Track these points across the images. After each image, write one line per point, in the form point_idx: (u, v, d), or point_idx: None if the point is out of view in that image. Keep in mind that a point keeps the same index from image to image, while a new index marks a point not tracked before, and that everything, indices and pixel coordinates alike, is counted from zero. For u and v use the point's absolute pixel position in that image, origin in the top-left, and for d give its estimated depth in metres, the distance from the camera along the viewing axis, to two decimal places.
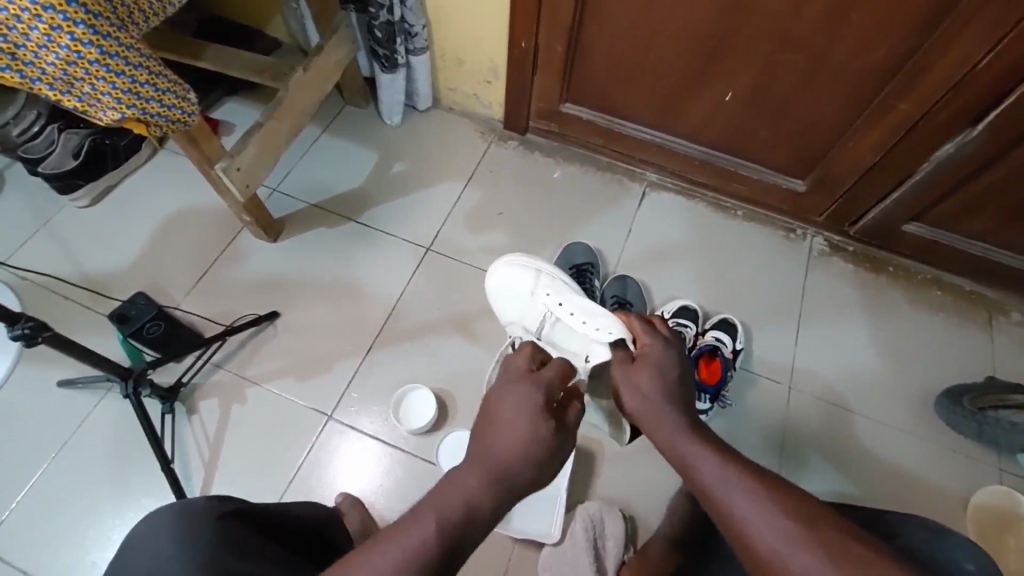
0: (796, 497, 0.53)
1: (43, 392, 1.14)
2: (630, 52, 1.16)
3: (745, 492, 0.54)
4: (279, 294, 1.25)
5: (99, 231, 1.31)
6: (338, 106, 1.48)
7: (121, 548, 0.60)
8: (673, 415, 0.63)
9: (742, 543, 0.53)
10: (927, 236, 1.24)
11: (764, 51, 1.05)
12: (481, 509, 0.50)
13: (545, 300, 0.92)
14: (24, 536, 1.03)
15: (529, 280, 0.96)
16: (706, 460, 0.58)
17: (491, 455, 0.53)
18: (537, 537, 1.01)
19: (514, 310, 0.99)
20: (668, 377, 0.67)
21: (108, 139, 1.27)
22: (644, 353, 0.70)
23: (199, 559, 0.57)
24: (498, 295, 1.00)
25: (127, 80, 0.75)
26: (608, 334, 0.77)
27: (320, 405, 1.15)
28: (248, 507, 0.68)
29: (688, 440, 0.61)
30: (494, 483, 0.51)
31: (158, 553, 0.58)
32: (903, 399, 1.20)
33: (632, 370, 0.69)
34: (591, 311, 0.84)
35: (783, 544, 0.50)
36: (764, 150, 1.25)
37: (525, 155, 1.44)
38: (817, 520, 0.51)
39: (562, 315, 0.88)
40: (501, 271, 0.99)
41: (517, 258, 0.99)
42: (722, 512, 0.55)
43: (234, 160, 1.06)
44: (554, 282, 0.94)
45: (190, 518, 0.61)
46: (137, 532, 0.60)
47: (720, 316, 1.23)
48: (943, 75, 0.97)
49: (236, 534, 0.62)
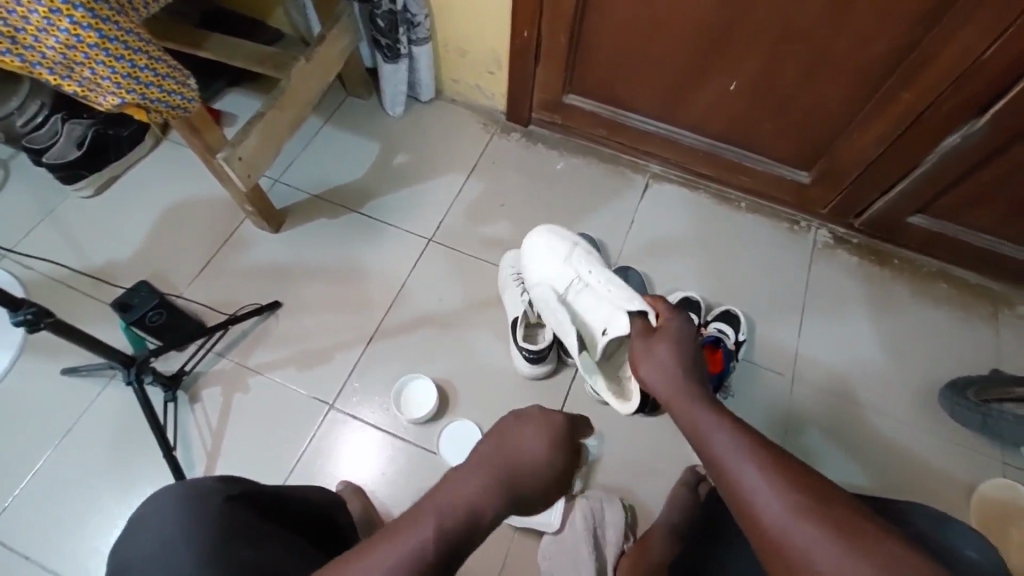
0: (804, 476, 0.53)
1: (47, 380, 1.14)
2: (633, 42, 1.15)
3: (755, 462, 0.55)
4: (282, 283, 1.25)
5: (102, 221, 1.31)
6: (340, 98, 1.48)
7: (129, 523, 0.61)
8: (686, 385, 0.65)
9: (747, 515, 0.53)
10: (932, 229, 1.23)
11: (768, 41, 1.04)
12: (484, 515, 0.52)
13: (578, 268, 1.01)
14: (28, 522, 1.04)
15: (564, 247, 1.07)
16: (719, 430, 0.59)
17: (500, 461, 0.56)
18: (537, 526, 1.00)
19: (544, 270, 1.06)
20: (684, 350, 0.70)
21: (112, 128, 1.27)
22: (663, 329, 0.74)
23: (207, 549, 0.56)
24: (531, 254, 1.10)
25: (126, 64, 0.74)
26: (633, 305, 0.83)
27: (322, 394, 1.15)
28: (261, 491, 0.68)
29: (704, 407, 0.62)
30: (500, 488, 0.54)
31: (165, 531, 0.58)
32: (905, 391, 1.19)
33: (652, 343, 0.72)
34: (618, 283, 0.92)
35: (788, 519, 0.50)
36: (767, 141, 1.24)
37: (527, 146, 1.44)
38: (826, 502, 0.51)
39: (591, 281, 0.97)
40: (540, 235, 1.10)
41: (555, 229, 1.11)
42: (730, 483, 0.55)
43: (235, 149, 1.06)
44: (587, 254, 1.04)
45: (202, 499, 0.62)
46: (150, 504, 0.62)
47: (723, 308, 1.21)
48: (948, 66, 0.95)
49: (240, 517, 0.62)
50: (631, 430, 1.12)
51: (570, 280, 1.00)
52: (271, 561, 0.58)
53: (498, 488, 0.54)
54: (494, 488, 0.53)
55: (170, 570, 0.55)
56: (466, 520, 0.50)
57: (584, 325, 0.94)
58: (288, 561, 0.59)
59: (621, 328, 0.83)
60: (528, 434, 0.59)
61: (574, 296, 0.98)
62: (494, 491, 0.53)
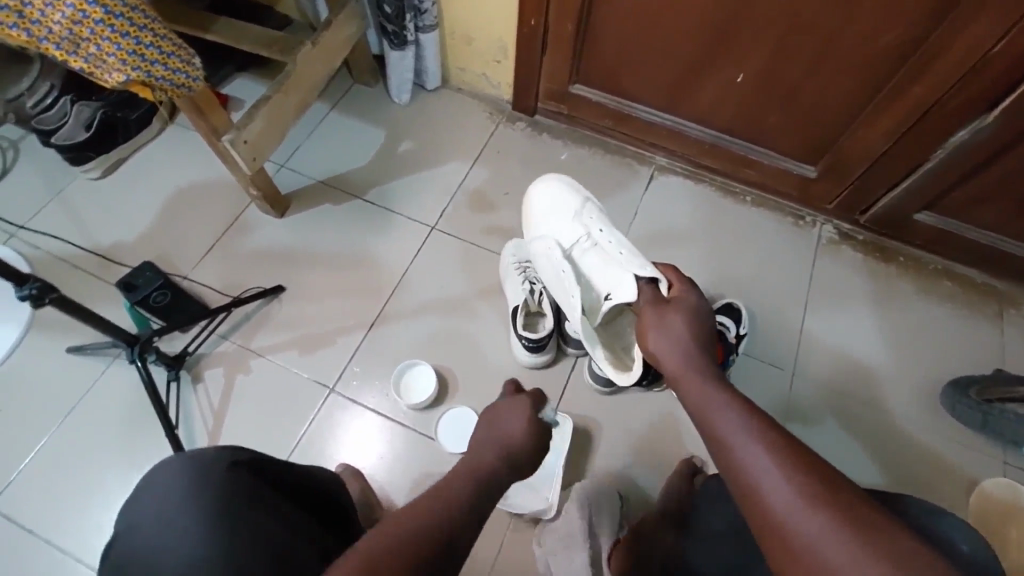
0: (814, 467, 0.53)
1: (53, 358, 1.16)
2: (641, 32, 1.14)
3: (763, 447, 0.55)
4: (285, 267, 1.26)
5: (109, 203, 1.33)
6: (347, 84, 1.48)
7: (137, 486, 0.63)
8: (695, 357, 0.69)
9: (753, 501, 0.54)
10: (939, 226, 1.22)
11: (776, 32, 1.03)
12: (497, 475, 0.61)
13: (587, 225, 1.02)
14: (33, 496, 1.06)
15: (575, 202, 1.09)
16: (729, 413, 0.60)
17: (496, 441, 0.66)
18: (532, 511, 1.01)
19: (552, 224, 1.08)
20: (696, 321, 0.73)
21: (120, 112, 1.29)
22: (676, 299, 0.77)
23: (212, 510, 0.58)
24: (542, 205, 1.13)
25: (132, 41, 0.75)
26: (643, 270, 0.84)
27: (322, 377, 1.16)
28: (267, 462, 0.68)
29: (716, 390, 0.63)
30: (504, 457, 0.64)
31: (170, 498, 0.60)
32: (907, 389, 1.19)
33: (665, 312, 0.75)
34: (626, 246, 0.92)
35: (795, 505, 0.51)
36: (774, 135, 1.23)
37: (533, 136, 1.43)
38: (832, 494, 0.51)
39: (599, 240, 0.99)
40: (550, 187, 1.13)
41: (568, 180, 1.14)
42: (737, 467, 0.56)
43: (240, 133, 1.07)
44: (598, 211, 1.06)
45: (206, 467, 0.62)
46: (158, 470, 0.63)
47: (725, 301, 1.18)
48: (957, 60, 0.94)
49: (244, 484, 0.62)
50: (629, 421, 1.12)
51: (578, 237, 1.02)
52: (269, 530, 0.58)
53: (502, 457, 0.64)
54: (499, 458, 0.63)
55: (174, 535, 0.57)
56: (483, 482, 0.59)
57: (588, 284, 0.97)
58: (287, 537, 0.59)
59: (625, 292, 0.85)
60: (511, 417, 0.69)
61: (579, 253, 1.00)
62: (497, 460, 0.63)
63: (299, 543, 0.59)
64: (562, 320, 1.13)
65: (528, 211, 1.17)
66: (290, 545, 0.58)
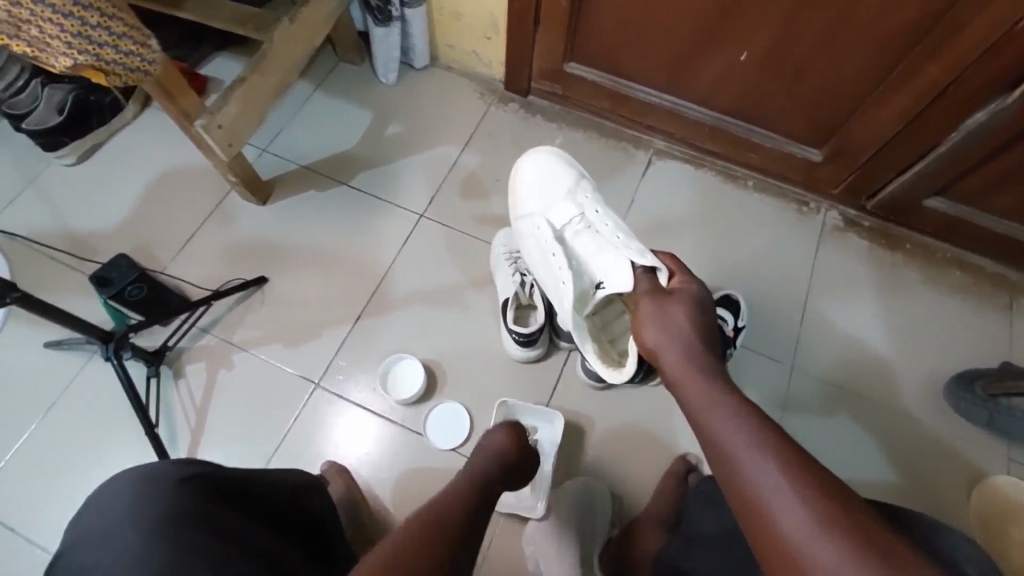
0: (824, 482, 0.49)
1: (31, 354, 1.13)
2: (639, 5, 1.07)
3: (771, 460, 0.52)
4: (268, 258, 1.22)
5: (84, 191, 1.27)
6: (331, 62, 1.41)
7: (88, 498, 0.60)
8: (695, 352, 0.66)
9: (762, 524, 0.50)
10: (948, 213, 1.16)
11: (781, 6, 0.96)
12: (491, 477, 0.66)
13: (581, 204, 0.96)
14: (13, 495, 1.04)
15: (569, 178, 1.02)
16: (733, 421, 0.56)
17: (484, 452, 0.71)
18: (522, 511, 0.99)
19: (541, 200, 1.01)
20: (698, 312, 0.70)
21: (93, 94, 1.24)
22: (677, 291, 0.73)
23: (147, 524, 0.56)
24: (530, 180, 1.04)
25: (76, 22, 0.70)
26: (642, 257, 0.79)
27: (309, 372, 1.13)
28: (224, 475, 0.66)
29: (719, 392, 0.60)
30: (496, 460, 0.70)
31: (114, 513, 0.57)
32: (911, 383, 1.15)
33: (665, 302, 0.71)
34: (623, 231, 0.87)
35: (810, 530, 0.47)
36: (779, 116, 1.17)
37: (526, 119, 1.37)
38: (842, 513, 0.47)
39: (593, 221, 0.93)
40: (536, 159, 1.05)
41: (562, 154, 1.06)
42: (742, 482, 0.52)
43: (213, 117, 1.01)
44: (593, 190, 0.99)
45: (155, 479, 0.60)
46: (108, 484, 0.61)
47: (724, 292, 1.12)
48: (979, 36, 0.88)
49: (188, 497, 0.59)
50: (623, 417, 1.09)
51: (570, 217, 0.95)
52: (199, 546, 0.55)
53: (494, 460, 0.69)
54: (492, 463, 0.69)
55: (112, 553, 0.54)
56: (477, 484, 0.64)
57: (580, 268, 0.89)
58: (225, 552, 0.55)
59: (621, 281, 0.80)
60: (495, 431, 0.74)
61: (571, 234, 0.94)
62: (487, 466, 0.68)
63: (241, 561, 0.56)
64: (554, 313, 1.09)
65: (512, 184, 1.08)
66: (232, 563, 0.55)
